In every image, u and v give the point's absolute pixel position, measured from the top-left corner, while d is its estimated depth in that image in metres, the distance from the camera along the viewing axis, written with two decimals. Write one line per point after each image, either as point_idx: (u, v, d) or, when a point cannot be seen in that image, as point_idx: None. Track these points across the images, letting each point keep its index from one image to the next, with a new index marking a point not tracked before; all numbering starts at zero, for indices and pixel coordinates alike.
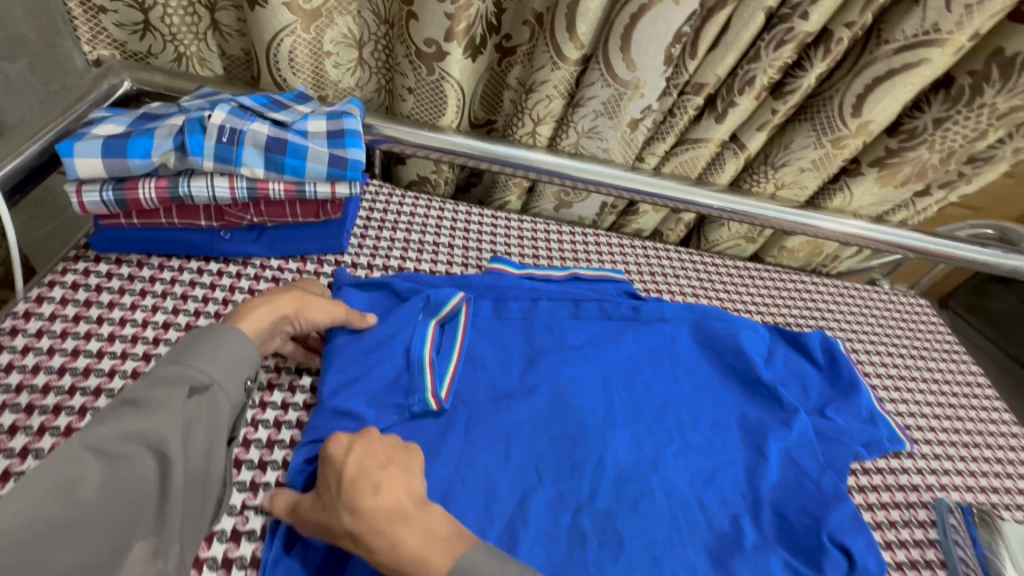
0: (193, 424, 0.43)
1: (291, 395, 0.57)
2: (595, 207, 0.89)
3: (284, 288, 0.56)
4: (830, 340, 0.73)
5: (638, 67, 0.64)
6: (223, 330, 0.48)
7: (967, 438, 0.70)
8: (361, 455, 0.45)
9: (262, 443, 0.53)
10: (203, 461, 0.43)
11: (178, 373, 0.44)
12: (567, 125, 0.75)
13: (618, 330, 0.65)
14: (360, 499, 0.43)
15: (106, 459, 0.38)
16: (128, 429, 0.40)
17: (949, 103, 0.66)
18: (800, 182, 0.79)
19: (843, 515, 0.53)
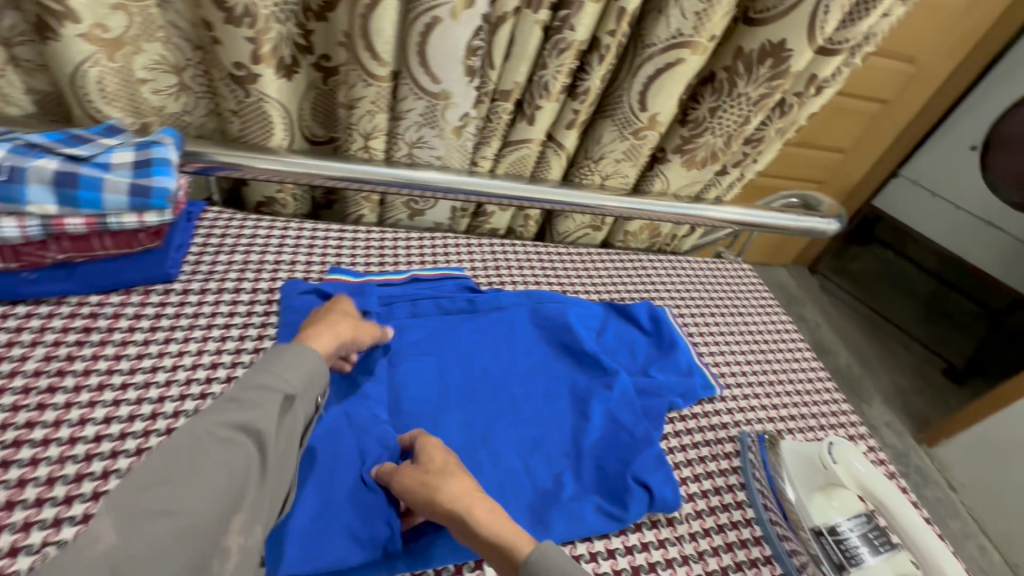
0: (279, 426, 0.50)
1: (105, 426, 0.55)
2: (446, 211, 0.94)
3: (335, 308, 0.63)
4: (657, 309, 0.81)
5: (442, 79, 0.70)
6: (298, 345, 0.55)
7: (773, 377, 0.82)
8: (445, 457, 0.55)
9: (69, 478, 0.52)
10: (287, 456, 0.51)
11: (269, 380, 0.52)
12: (396, 138, 0.79)
13: (456, 322, 0.70)
14: (465, 485, 0.53)
15: (215, 445, 0.48)
16: (234, 421, 0.49)
17: (716, 94, 0.78)
18: (620, 171, 0.88)
19: (647, 457, 0.61)
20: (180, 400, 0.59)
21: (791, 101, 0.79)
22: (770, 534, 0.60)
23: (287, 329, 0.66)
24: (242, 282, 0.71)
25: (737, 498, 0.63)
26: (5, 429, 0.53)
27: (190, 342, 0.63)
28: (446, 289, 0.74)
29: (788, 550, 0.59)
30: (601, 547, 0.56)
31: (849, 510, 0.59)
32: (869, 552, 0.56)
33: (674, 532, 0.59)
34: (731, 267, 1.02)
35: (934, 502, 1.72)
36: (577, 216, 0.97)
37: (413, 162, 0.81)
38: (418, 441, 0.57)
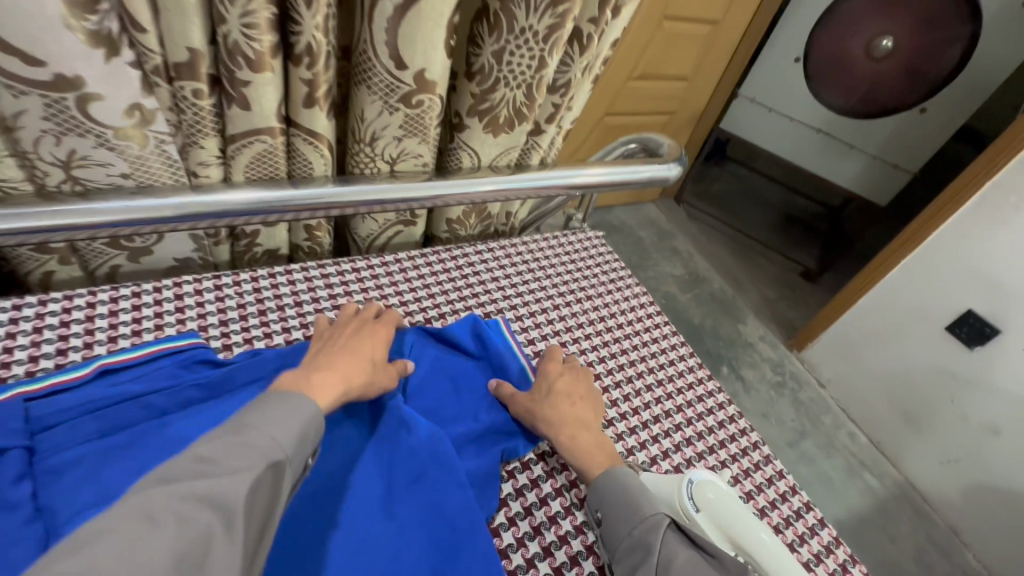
0: (258, 495, 0.37)
1: None
2: (185, 242, 0.67)
3: (368, 341, 0.56)
4: (484, 324, 0.67)
5: (45, 58, 0.43)
6: (295, 399, 0.45)
7: (629, 373, 0.71)
8: (564, 380, 0.62)
9: None
10: (255, 539, 0.36)
11: (251, 439, 0.39)
12: (33, 161, 0.51)
13: (177, 422, 0.48)
14: (564, 409, 0.58)
15: (175, 518, 0.32)
16: (197, 489, 0.34)
17: (496, 33, 0.60)
18: (409, 152, 0.67)
19: (473, 550, 0.49)
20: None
21: (587, 30, 0.63)
22: None
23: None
24: None
25: (598, 562, 0.53)
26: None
27: None
28: (162, 375, 0.50)
29: None
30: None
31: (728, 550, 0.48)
32: None
33: None
34: (576, 244, 0.88)
35: (809, 403, 1.83)
36: (377, 215, 0.75)
37: (80, 192, 0.53)
38: (542, 361, 0.64)
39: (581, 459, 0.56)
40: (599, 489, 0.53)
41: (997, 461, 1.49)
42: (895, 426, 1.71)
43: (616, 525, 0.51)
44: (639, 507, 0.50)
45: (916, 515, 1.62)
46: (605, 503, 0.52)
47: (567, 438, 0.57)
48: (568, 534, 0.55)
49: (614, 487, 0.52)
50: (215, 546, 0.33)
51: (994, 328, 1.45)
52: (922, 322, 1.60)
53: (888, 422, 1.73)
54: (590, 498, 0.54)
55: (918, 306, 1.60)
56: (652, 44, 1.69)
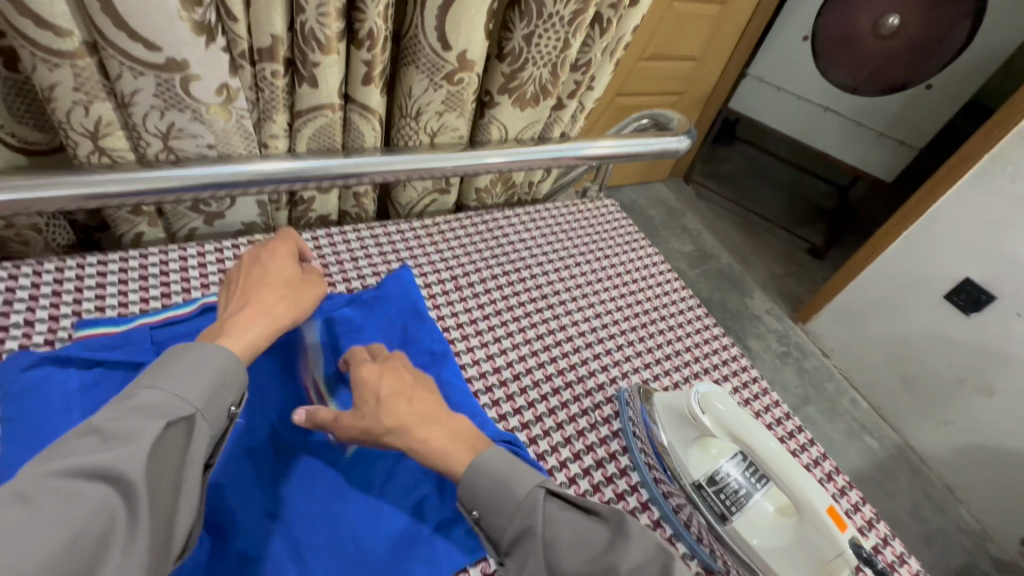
0: (157, 459, 0.37)
1: None
2: (252, 208, 0.76)
3: (259, 288, 0.54)
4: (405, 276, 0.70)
5: (162, 45, 0.52)
6: (201, 351, 0.44)
7: (644, 319, 0.79)
8: (390, 380, 0.52)
9: None
10: (169, 493, 0.38)
11: (154, 400, 0.39)
12: (137, 132, 0.60)
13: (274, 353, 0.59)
14: (399, 412, 0.50)
15: (59, 496, 0.32)
16: (80, 464, 0.33)
17: (527, 20, 0.68)
18: (447, 125, 0.76)
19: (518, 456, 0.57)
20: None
21: (607, 14, 0.71)
22: (655, 495, 0.57)
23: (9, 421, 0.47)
24: None
25: (621, 466, 0.60)
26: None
27: None
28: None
29: (673, 505, 0.55)
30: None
31: (727, 450, 0.56)
32: (750, 493, 0.53)
33: None
34: (594, 211, 0.97)
35: (813, 370, 1.90)
36: (415, 183, 0.84)
37: (175, 160, 0.62)
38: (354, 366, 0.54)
39: (443, 468, 0.49)
40: (468, 494, 0.48)
41: (991, 419, 1.58)
42: (895, 392, 1.79)
43: (496, 522, 0.47)
44: (511, 493, 0.47)
45: (914, 474, 1.71)
46: (478, 504, 0.48)
47: (422, 447, 0.49)
48: (593, 445, 0.61)
49: (488, 480, 0.48)
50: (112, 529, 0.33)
51: (990, 296, 1.53)
52: (922, 290, 1.68)
53: (888, 388, 1.81)
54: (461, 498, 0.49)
55: (920, 275, 1.67)
56: (662, 26, 1.76)
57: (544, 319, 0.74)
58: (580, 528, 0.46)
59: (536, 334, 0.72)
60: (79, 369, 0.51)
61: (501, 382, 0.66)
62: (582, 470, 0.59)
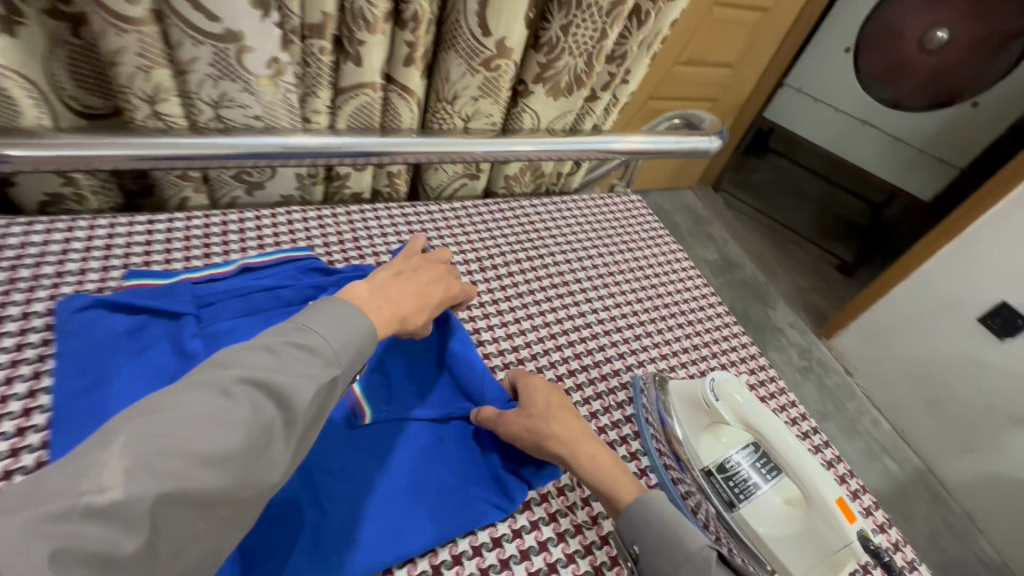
0: (316, 398, 0.41)
1: None
2: (291, 180, 0.79)
3: (426, 284, 0.59)
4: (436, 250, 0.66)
5: (221, 16, 0.56)
6: (353, 315, 0.46)
7: (664, 312, 0.80)
8: (554, 398, 0.59)
9: None
10: (315, 424, 0.42)
11: (309, 341, 0.43)
12: (192, 99, 0.64)
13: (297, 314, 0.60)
14: (572, 433, 0.56)
15: (245, 401, 0.38)
16: (261, 379, 0.39)
17: (566, 10, 0.70)
18: (482, 111, 0.78)
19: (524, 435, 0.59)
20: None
21: (646, 7, 0.73)
22: (665, 482, 0.57)
23: (70, 360, 0.51)
24: (7, 309, 0.56)
25: (631, 449, 0.61)
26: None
27: None
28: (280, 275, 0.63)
29: (683, 493, 0.56)
30: (474, 567, 0.50)
31: (739, 441, 0.56)
32: (759, 482, 0.52)
33: (566, 501, 0.57)
34: (619, 205, 0.98)
35: (835, 387, 1.86)
36: (446, 166, 0.86)
37: (223, 128, 0.66)
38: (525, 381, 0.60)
39: (605, 488, 0.54)
40: (632, 526, 0.51)
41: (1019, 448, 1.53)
42: (919, 414, 1.75)
43: (657, 561, 0.49)
44: (682, 542, 0.48)
45: (935, 499, 1.66)
46: (642, 538, 0.50)
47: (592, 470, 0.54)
48: (605, 427, 0.62)
49: (655, 517, 0.50)
50: (276, 438, 0.38)
51: None
52: (953, 311, 1.63)
53: (912, 410, 1.76)
54: (623, 530, 0.51)
55: (952, 296, 1.63)
56: (699, 31, 1.75)
57: (565, 305, 0.76)
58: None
59: (555, 317, 0.74)
60: (129, 314, 0.55)
61: (518, 361, 0.67)
62: None
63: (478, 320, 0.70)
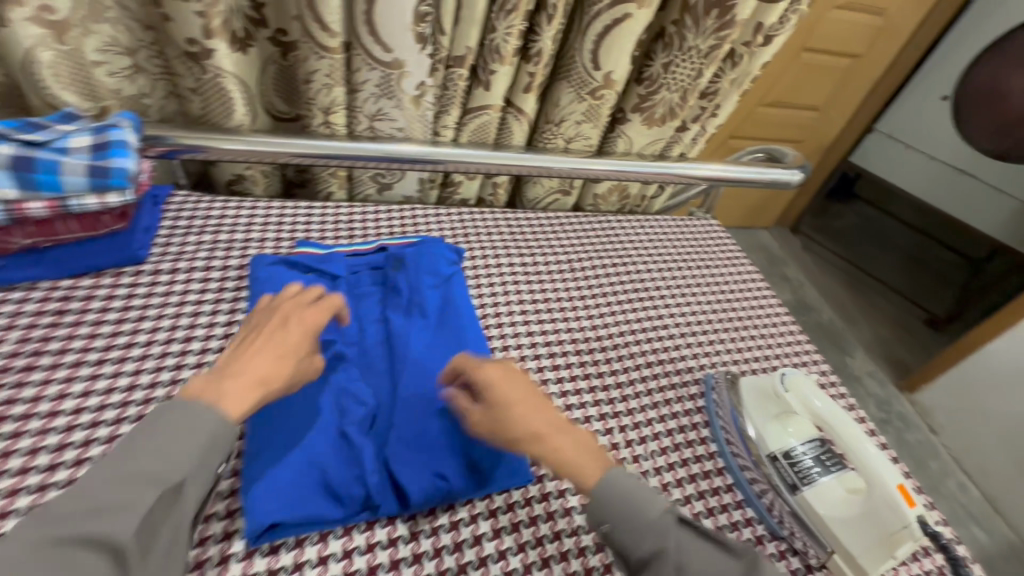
0: (146, 528, 0.42)
1: (76, 415, 0.54)
2: (414, 184, 0.94)
3: (270, 342, 0.54)
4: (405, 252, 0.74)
5: (394, 48, 0.71)
6: (194, 411, 0.46)
7: (737, 322, 0.85)
8: (511, 384, 0.55)
9: (43, 467, 0.50)
10: (174, 548, 0.43)
11: (140, 467, 0.43)
12: (355, 112, 0.80)
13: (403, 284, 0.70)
14: (533, 420, 0.53)
15: (65, 562, 0.38)
16: (81, 532, 0.39)
17: (668, 50, 0.81)
18: (582, 134, 0.89)
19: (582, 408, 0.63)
20: (151, 386, 0.58)
21: (740, 51, 0.82)
22: (731, 465, 0.64)
23: (257, 299, 0.65)
24: (212, 261, 0.71)
25: (701, 435, 0.67)
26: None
27: (145, 320, 0.63)
28: (424, 258, 0.72)
29: (749, 479, 0.62)
30: (558, 505, 0.59)
31: (804, 434, 0.61)
32: (822, 472, 0.57)
33: (640, 468, 0.63)
34: (701, 225, 1.04)
35: (916, 444, 1.79)
36: (544, 181, 0.98)
37: (375, 136, 0.82)
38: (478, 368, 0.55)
39: (569, 470, 0.51)
40: (602, 505, 0.49)
41: None
42: (1014, 482, 1.63)
43: (627, 536, 0.48)
44: (645, 511, 0.48)
45: None
46: (613, 517, 0.49)
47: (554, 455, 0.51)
48: (678, 414, 0.69)
49: (618, 488, 0.49)
50: None
51: None
52: None
53: (1006, 476, 1.65)
54: (591, 510, 0.50)
55: None
56: (787, 73, 1.81)
57: (645, 307, 0.83)
58: (708, 552, 0.47)
59: (636, 317, 0.81)
60: (300, 272, 0.69)
61: (601, 348, 0.75)
62: (666, 430, 0.67)
63: (565, 310, 0.79)
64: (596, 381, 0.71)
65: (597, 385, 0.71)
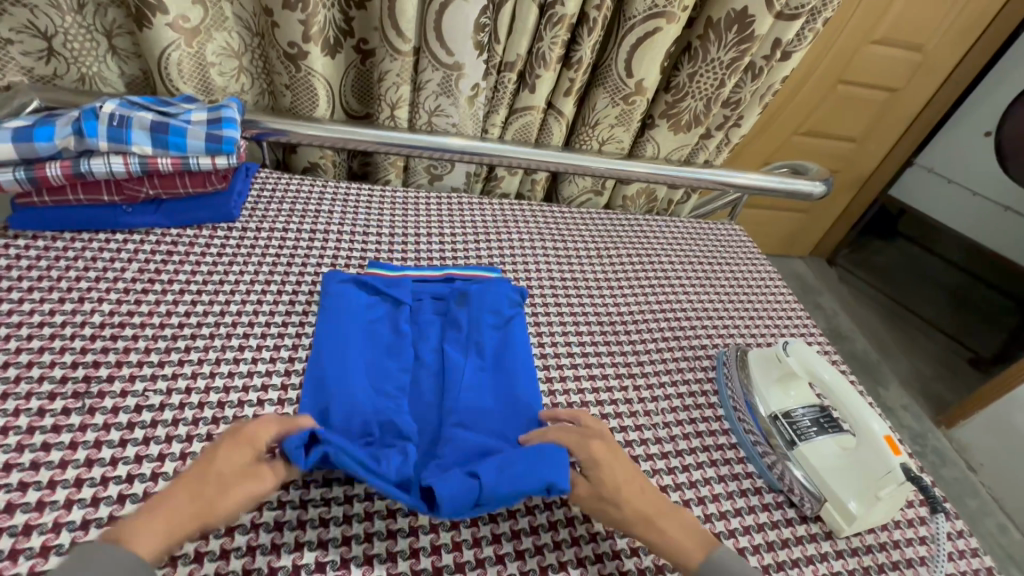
0: None
1: (179, 330, 0.66)
2: (461, 177, 1.05)
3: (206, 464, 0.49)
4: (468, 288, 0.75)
5: (455, 52, 0.83)
6: (112, 555, 0.41)
7: (754, 312, 0.91)
8: (613, 460, 0.58)
9: (154, 364, 0.62)
10: None
11: None
12: (417, 107, 0.93)
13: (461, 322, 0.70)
14: (636, 500, 0.56)
15: None
16: None
17: (693, 62, 0.91)
18: (615, 137, 0.99)
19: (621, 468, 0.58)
20: (237, 314, 0.69)
21: (760, 64, 0.91)
22: (736, 428, 0.69)
23: (325, 313, 0.68)
24: (289, 225, 0.84)
25: (711, 400, 0.73)
26: (74, 339, 0.62)
27: (234, 264, 0.75)
28: (489, 298, 0.73)
29: (752, 440, 0.67)
30: None
31: (803, 401, 0.68)
32: (819, 433, 0.64)
33: (651, 422, 0.70)
34: (722, 227, 1.11)
35: (952, 481, 1.74)
36: (579, 180, 1.08)
37: (431, 129, 0.94)
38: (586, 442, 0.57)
39: (673, 547, 0.53)
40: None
41: None
42: None
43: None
44: None
45: None
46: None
47: (662, 538, 0.54)
48: (690, 382, 0.76)
49: (729, 573, 0.51)
50: None
51: None
52: None
53: None
54: None
55: None
56: (822, 102, 1.87)
57: (664, 291, 0.90)
58: None
59: (671, 331, 0.83)
60: (369, 293, 0.72)
61: (621, 323, 0.83)
62: (677, 394, 0.74)
63: (592, 292, 0.87)
64: (616, 348, 0.78)
65: (616, 352, 0.78)
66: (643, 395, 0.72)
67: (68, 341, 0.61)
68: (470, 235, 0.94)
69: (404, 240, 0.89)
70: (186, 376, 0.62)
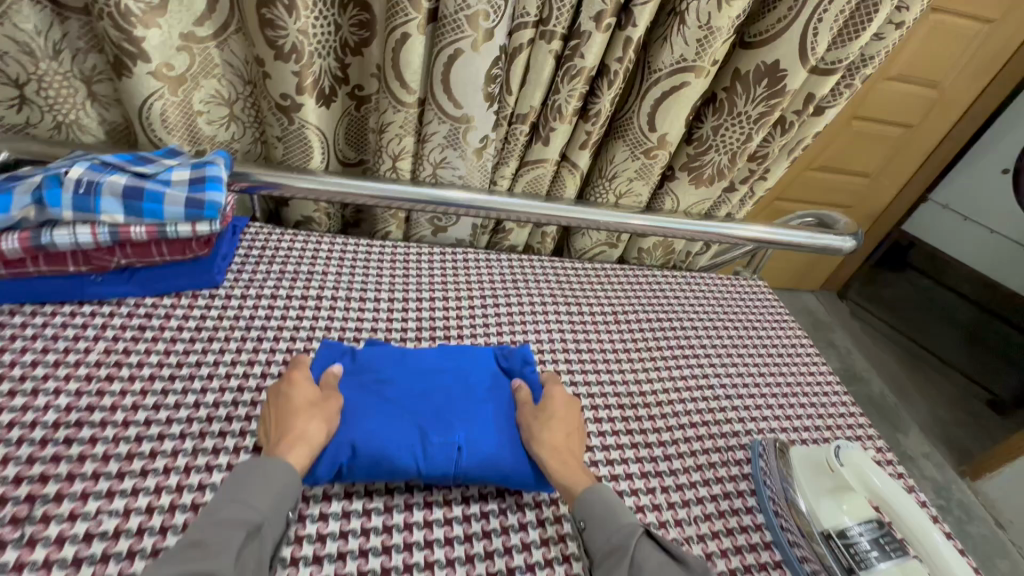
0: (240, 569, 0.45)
1: (146, 427, 0.57)
2: (467, 228, 0.98)
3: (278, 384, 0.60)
4: None
5: (463, 104, 0.77)
6: (271, 467, 0.51)
7: (787, 388, 0.83)
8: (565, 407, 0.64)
9: (113, 474, 0.53)
10: None
11: (229, 515, 0.47)
12: (421, 159, 0.86)
13: None
14: (560, 435, 0.61)
15: None
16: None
17: (719, 115, 0.85)
18: (634, 190, 0.92)
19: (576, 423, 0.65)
20: (214, 406, 0.61)
21: (791, 118, 0.85)
22: (780, 540, 0.62)
23: None
24: (278, 291, 0.76)
25: (748, 503, 0.65)
26: (21, 445, 0.53)
27: (215, 341, 0.67)
28: None
29: (799, 556, 0.60)
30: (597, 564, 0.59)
31: (860, 515, 0.60)
32: (880, 557, 0.57)
33: (683, 532, 0.61)
34: (746, 284, 1.03)
35: (982, 539, 1.64)
36: (593, 233, 1.01)
37: (436, 182, 0.87)
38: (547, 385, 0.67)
39: (569, 477, 0.58)
40: (585, 503, 0.55)
41: None
42: None
43: (599, 533, 0.53)
44: (616, 518, 0.54)
45: None
46: (591, 515, 0.54)
47: (561, 461, 0.58)
48: (724, 479, 0.67)
49: (600, 500, 0.55)
50: None
51: None
52: None
53: None
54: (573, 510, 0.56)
55: None
56: (837, 139, 1.82)
57: (688, 363, 0.82)
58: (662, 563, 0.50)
59: (697, 408, 0.75)
60: None
61: (644, 404, 0.74)
62: (710, 495, 0.66)
63: (610, 363, 0.79)
64: (639, 437, 0.70)
65: (640, 441, 0.69)
66: (672, 499, 0.64)
67: (14, 447, 0.53)
68: (478, 296, 0.85)
69: (406, 303, 0.81)
70: (148, 490, 0.53)
